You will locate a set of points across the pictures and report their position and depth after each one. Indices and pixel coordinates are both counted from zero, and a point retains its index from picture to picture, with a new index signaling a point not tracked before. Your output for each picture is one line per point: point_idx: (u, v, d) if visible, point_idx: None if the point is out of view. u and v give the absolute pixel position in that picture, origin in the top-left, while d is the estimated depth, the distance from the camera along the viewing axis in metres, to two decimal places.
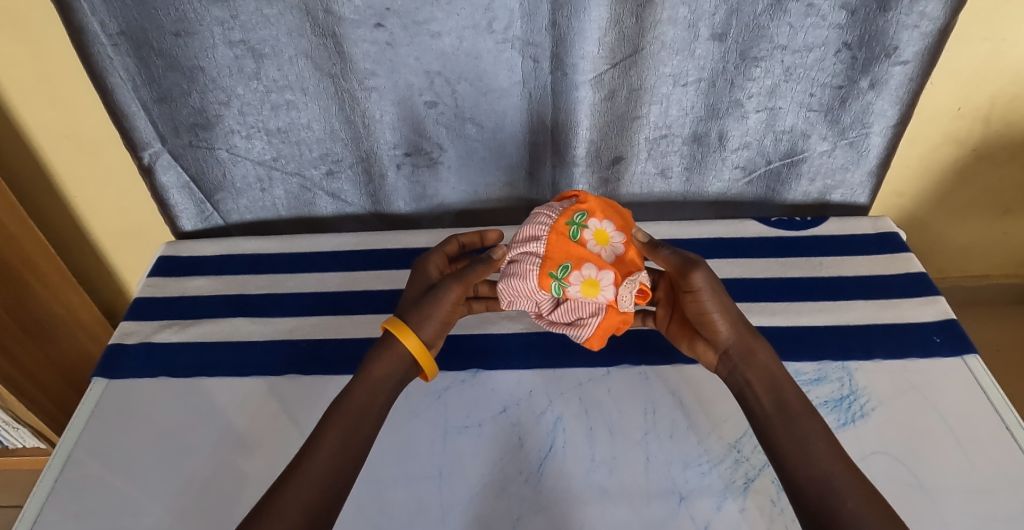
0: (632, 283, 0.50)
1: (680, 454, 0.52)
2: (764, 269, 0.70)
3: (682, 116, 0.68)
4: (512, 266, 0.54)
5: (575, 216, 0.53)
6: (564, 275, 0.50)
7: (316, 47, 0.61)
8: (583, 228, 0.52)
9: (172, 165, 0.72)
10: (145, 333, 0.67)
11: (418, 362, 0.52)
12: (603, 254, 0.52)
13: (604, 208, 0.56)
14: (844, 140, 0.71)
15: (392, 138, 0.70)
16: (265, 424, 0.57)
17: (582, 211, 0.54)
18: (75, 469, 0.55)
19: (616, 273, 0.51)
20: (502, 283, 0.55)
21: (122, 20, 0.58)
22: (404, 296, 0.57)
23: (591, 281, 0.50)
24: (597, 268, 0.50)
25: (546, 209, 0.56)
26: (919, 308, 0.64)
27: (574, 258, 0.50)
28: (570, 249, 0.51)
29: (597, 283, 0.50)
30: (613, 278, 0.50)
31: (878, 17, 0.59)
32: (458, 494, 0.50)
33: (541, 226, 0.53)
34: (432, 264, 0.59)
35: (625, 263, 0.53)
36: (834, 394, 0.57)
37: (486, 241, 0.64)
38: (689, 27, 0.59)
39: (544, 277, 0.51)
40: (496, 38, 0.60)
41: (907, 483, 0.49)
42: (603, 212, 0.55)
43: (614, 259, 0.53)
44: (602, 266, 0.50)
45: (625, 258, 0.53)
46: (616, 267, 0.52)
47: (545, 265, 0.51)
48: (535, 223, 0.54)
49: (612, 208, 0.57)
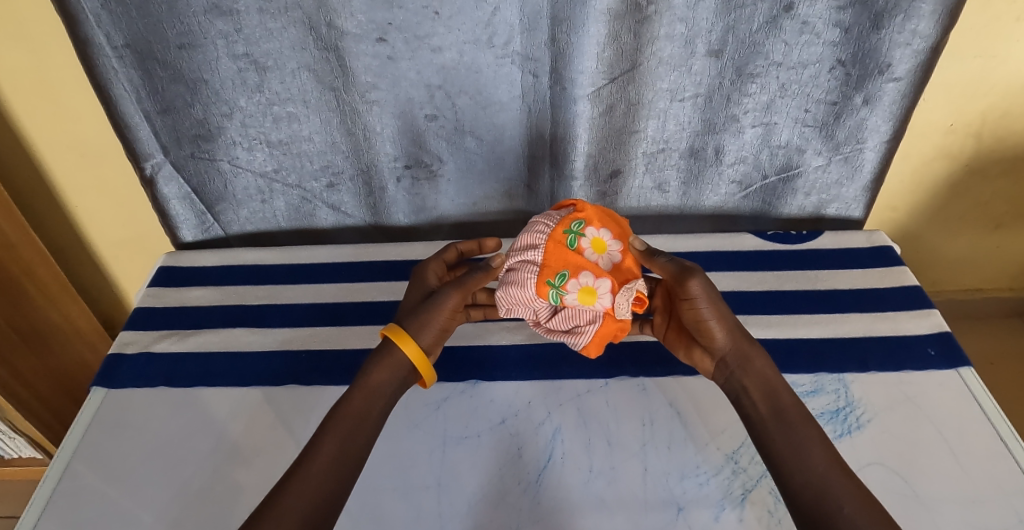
0: (628, 291, 0.51)
1: (676, 465, 0.52)
2: (759, 281, 0.71)
3: (678, 131, 0.69)
4: (510, 275, 0.54)
5: (572, 225, 0.54)
6: (561, 282, 0.50)
7: (319, 61, 0.62)
8: (580, 236, 0.53)
9: (173, 176, 0.72)
10: (144, 343, 0.67)
11: (417, 369, 0.52)
12: (600, 262, 0.53)
13: (602, 217, 0.56)
14: (839, 155, 0.72)
15: (392, 150, 0.71)
16: (262, 435, 0.57)
17: (579, 220, 0.54)
18: (73, 479, 0.55)
19: (613, 281, 0.51)
20: (501, 291, 0.55)
21: (128, 32, 0.59)
22: (403, 303, 0.58)
23: (587, 289, 0.50)
24: (593, 276, 0.51)
25: (543, 218, 0.56)
26: (914, 321, 0.65)
27: (571, 266, 0.51)
28: (567, 258, 0.51)
29: (593, 291, 0.50)
30: (610, 286, 0.51)
31: (871, 35, 0.60)
32: (457, 504, 0.50)
33: (539, 235, 0.54)
34: (431, 272, 0.60)
35: (622, 271, 0.53)
36: (830, 406, 0.57)
37: (484, 249, 0.64)
38: (686, 43, 0.60)
39: (542, 285, 0.51)
40: (496, 53, 0.61)
41: (903, 494, 0.50)
42: (600, 220, 0.55)
43: (612, 267, 0.53)
44: (599, 275, 0.51)
45: (621, 266, 0.53)
46: (613, 275, 0.52)
47: (543, 273, 0.51)
48: (533, 232, 0.55)
49: (610, 217, 0.58)
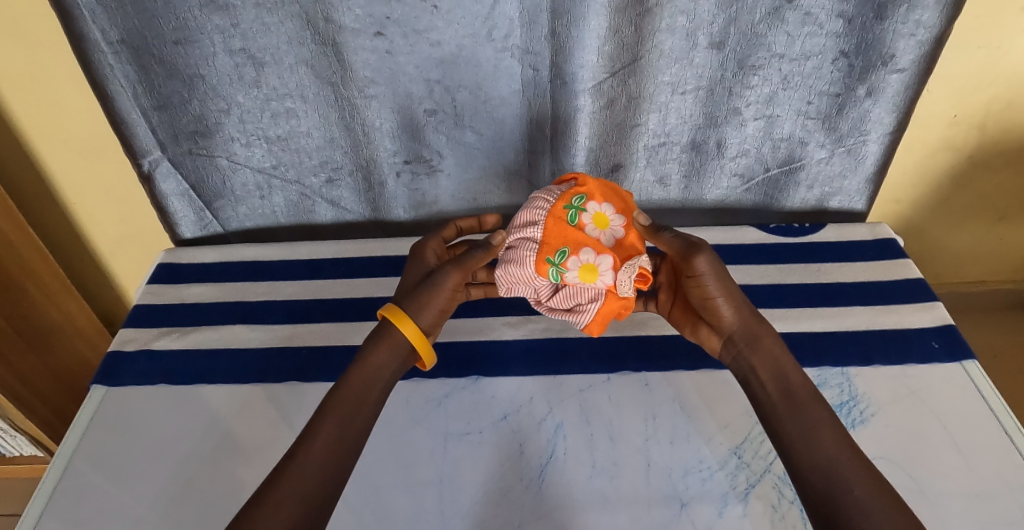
0: (630, 267, 0.51)
1: (680, 460, 0.52)
2: (763, 275, 0.70)
3: (680, 124, 0.69)
4: (509, 252, 0.55)
5: (573, 200, 0.54)
6: (561, 260, 0.50)
7: (317, 55, 0.61)
8: (581, 211, 0.54)
9: (171, 173, 0.72)
10: (144, 341, 0.66)
11: (416, 350, 0.52)
12: (602, 238, 0.53)
13: (603, 191, 0.57)
14: (842, 148, 0.71)
15: (392, 146, 0.70)
16: (263, 430, 0.57)
17: (580, 195, 0.55)
18: (75, 477, 0.55)
19: (615, 258, 0.51)
20: (499, 270, 0.55)
21: (123, 27, 0.58)
22: (403, 280, 0.58)
23: (589, 265, 0.50)
24: (594, 252, 0.51)
25: (544, 194, 0.57)
26: (918, 314, 0.64)
27: (571, 243, 0.51)
28: (567, 234, 0.52)
29: (594, 268, 0.50)
30: (612, 262, 0.51)
31: (874, 25, 0.59)
32: (461, 500, 0.50)
33: (539, 211, 0.54)
34: (430, 250, 0.60)
35: (625, 247, 0.54)
36: (834, 400, 0.57)
37: (483, 226, 0.65)
38: (687, 35, 0.60)
39: (542, 264, 0.51)
40: (496, 47, 0.61)
41: (908, 488, 0.50)
42: (602, 195, 0.56)
43: (613, 243, 0.54)
44: (600, 251, 0.51)
45: (624, 243, 0.54)
46: (615, 251, 0.53)
47: (542, 250, 0.51)
48: (533, 208, 0.55)
49: (611, 192, 0.58)
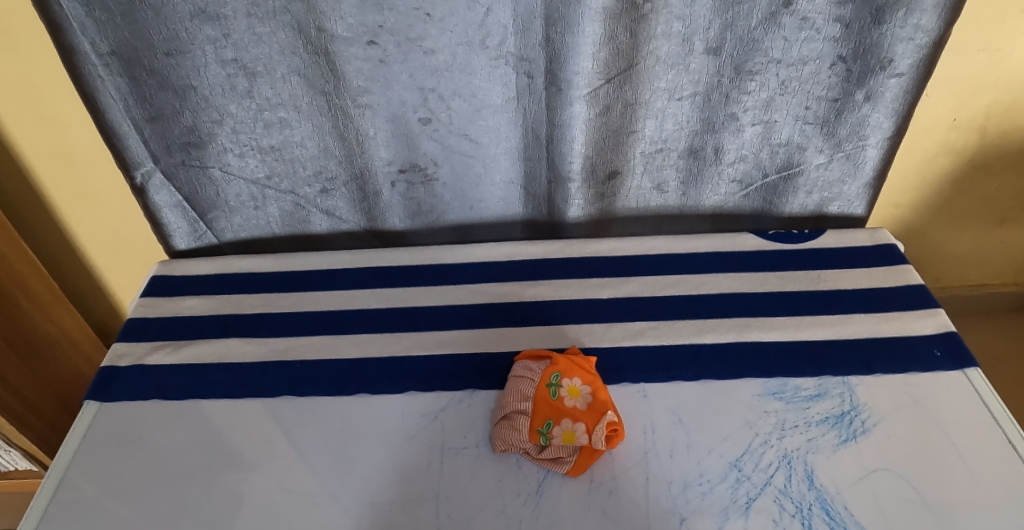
0: (604, 425, 0.51)
1: (679, 474, 0.51)
2: (762, 282, 0.69)
3: (677, 130, 0.68)
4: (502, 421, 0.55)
5: (551, 378, 0.55)
6: (546, 432, 0.52)
7: (309, 65, 0.61)
8: (559, 386, 0.54)
9: (165, 185, 0.71)
10: (138, 355, 0.66)
11: None
12: (579, 403, 0.53)
13: (577, 363, 0.57)
14: (841, 153, 0.70)
15: (386, 154, 0.70)
16: (259, 446, 0.56)
17: (556, 372, 0.55)
18: (66, 494, 0.54)
19: (590, 419, 0.52)
20: (494, 432, 0.55)
21: (113, 39, 0.57)
22: None
23: (570, 433, 0.51)
24: (572, 420, 0.52)
25: (525, 369, 0.58)
26: (920, 321, 0.64)
27: (553, 414, 0.53)
28: (548, 407, 0.53)
29: (573, 433, 0.51)
30: (588, 425, 0.51)
31: (872, 29, 0.59)
32: (457, 517, 0.49)
33: (523, 391, 0.55)
34: None
35: (599, 402, 0.53)
36: (835, 410, 0.56)
37: None
38: (683, 41, 0.59)
39: (530, 430, 0.52)
40: (490, 55, 0.60)
41: (913, 501, 0.49)
42: (575, 368, 0.56)
43: (589, 403, 0.53)
44: (577, 417, 0.52)
45: (599, 400, 0.54)
46: (590, 410, 0.53)
47: (531, 424, 0.52)
48: (517, 384, 0.56)
49: (584, 358, 0.58)
